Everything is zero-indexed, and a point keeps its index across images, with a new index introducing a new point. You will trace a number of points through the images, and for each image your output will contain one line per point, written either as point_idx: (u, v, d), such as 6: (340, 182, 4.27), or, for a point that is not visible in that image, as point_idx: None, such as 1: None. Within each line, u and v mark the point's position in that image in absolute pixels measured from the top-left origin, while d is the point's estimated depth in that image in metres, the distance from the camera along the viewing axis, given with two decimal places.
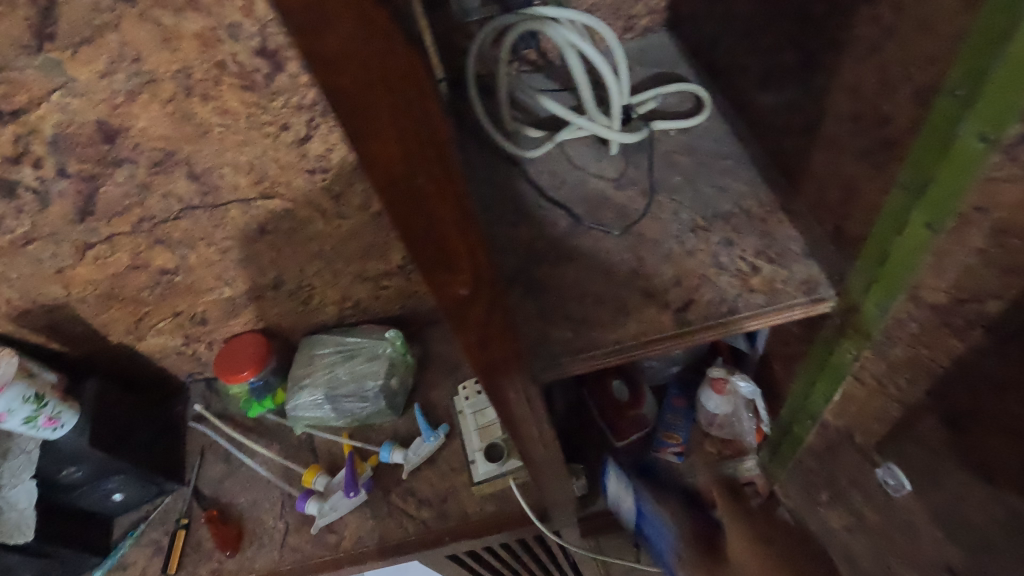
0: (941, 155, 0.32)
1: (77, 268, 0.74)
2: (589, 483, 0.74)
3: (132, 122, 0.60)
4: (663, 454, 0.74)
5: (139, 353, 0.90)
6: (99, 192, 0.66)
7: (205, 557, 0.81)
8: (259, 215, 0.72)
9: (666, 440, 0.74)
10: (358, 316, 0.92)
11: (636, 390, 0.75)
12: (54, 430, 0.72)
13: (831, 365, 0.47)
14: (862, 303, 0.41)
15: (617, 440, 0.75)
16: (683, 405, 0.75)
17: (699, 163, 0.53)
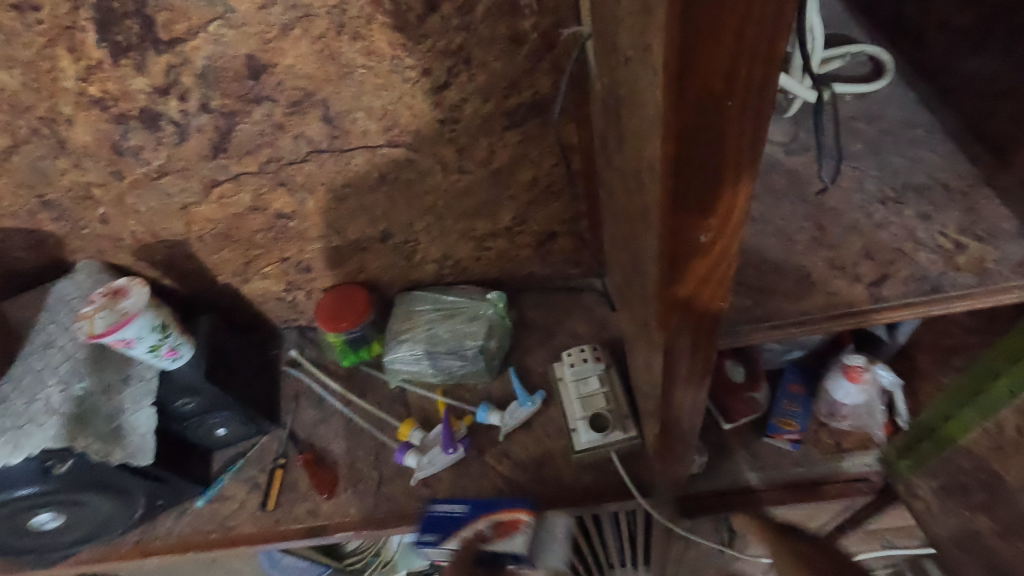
0: None
1: (201, 205, 0.75)
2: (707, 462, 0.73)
3: (280, 58, 0.59)
4: (776, 440, 0.71)
5: (243, 296, 0.92)
6: (235, 129, 0.66)
7: (301, 497, 0.83)
8: (382, 163, 0.72)
9: (782, 427, 0.71)
10: (456, 275, 0.91)
11: (752, 372, 0.72)
12: (172, 360, 0.75)
13: None
14: None
15: (726, 421, 0.72)
16: (801, 392, 0.72)
17: (883, 131, 0.49)
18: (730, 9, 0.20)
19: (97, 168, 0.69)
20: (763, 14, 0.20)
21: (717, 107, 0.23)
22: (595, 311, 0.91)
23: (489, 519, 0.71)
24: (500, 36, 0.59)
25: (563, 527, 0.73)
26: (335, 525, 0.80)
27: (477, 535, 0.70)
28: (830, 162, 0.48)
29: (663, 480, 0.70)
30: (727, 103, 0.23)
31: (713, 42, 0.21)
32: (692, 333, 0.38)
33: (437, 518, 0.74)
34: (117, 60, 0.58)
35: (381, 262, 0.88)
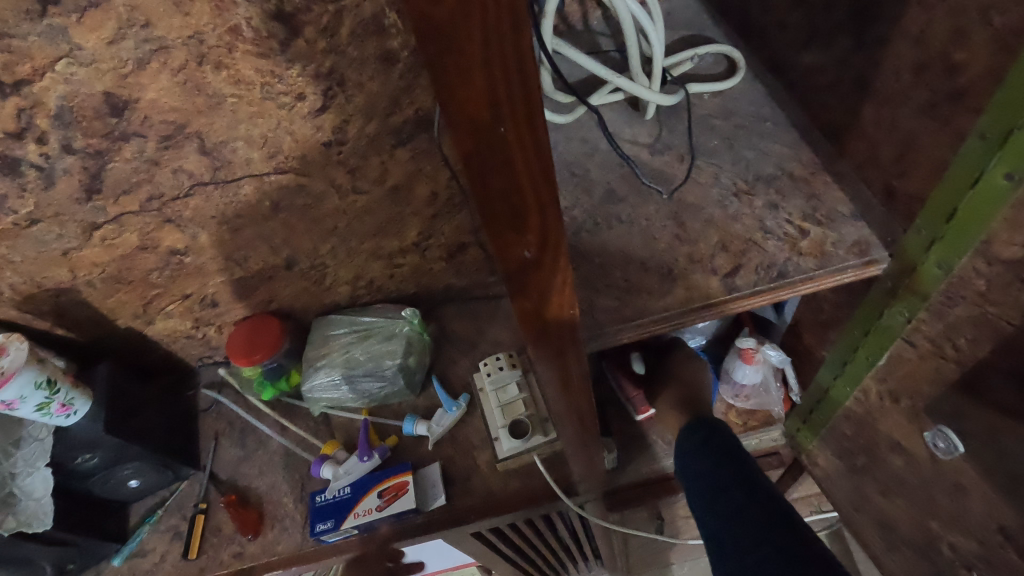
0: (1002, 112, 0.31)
1: (84, 249, 0.72)
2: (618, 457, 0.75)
3: (142, 93, 0.57)
4: None
5: (148, 338, 0.88)
6: (106, 168, 0.63)
7: (225, 541, 0.79)
8: (272, 191, 0.70)
9: None
10: (371, 295, 0.90)
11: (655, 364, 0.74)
12: (67, 417, 0.71)
13: (881, 329, 0.46)
14: (922, 262, 0.40)
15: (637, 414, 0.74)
16: None
17: (737, 126, 0.52)
18: (465, 43, 0.19)
19: None
20: (507, 43, 0.20)
21: (493, 132, 0.23)
22: (513, 316, 0.91)
23: (372, 493, 0.76)
24: (370, 56, 0.58)
25: (439, 473, 0.78)
26: (263, 564, 0.77)
27: (366, 510, 0.75)
28: (688, 161, 0.50)
29: (585, 478, 0.71)
30: (501, 129, 0.23)
31: (464, 74, 0.20)
32: (556, 339, 0.39)
33: (326, 506, 0.77)
34: None
35: (291, 289, 0.86)
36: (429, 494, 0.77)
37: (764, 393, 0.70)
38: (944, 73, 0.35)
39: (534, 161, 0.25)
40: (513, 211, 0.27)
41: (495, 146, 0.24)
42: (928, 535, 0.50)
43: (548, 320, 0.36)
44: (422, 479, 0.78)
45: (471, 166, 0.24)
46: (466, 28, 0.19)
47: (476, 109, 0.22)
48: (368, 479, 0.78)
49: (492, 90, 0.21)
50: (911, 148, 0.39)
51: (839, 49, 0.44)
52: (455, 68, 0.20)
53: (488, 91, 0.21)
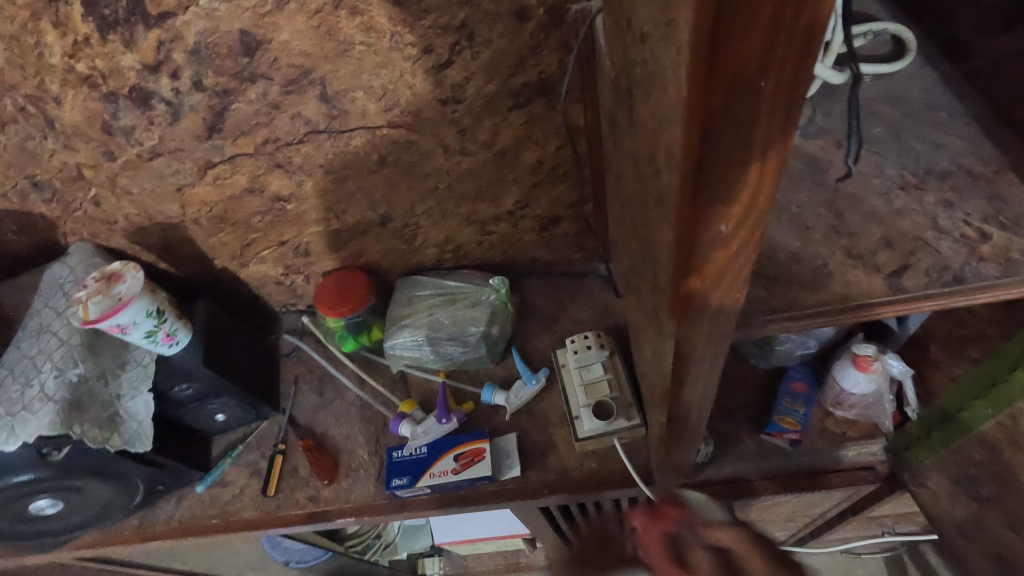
0: None
1: (197, 187, 0.73)
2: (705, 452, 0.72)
3: (275, 34, 0.57)
4: (776, 438, 0.70)
5: (241, 280, 0.91)
6: (230, 108, 0.64)
7: (302, 483, 0.82)
8: (382, 145, 0.70)
9: (783, 426, 0.69)
10: (457, 260, 0.90)
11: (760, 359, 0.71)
12: (170, 346, 0.74)
13: None
14: None
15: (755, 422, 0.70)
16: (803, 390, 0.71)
17: (904, 114, 0.47)
18: None
19: (88, 148, 0.67)
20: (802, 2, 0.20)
21: (752, 84, 0.22)
22: (598, 296, 0.89)
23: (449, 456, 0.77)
24: (504, 12, 0.56)
25: (514, 443, 0.78)
26: (336, 510, 0.80)
27: (442, 471, 0.76)
28: (848, 147, 0.46)
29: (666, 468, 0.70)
30: (760, 81, 0.22)
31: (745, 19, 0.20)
32: (707, 321, 0.37)
33: (402, 463, 0.78)
34: (104, 35, 0.56)
35: (381, 245, 0.87)
36: (502, 464, 0.77)
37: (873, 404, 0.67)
38: None
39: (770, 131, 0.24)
40: (728, 174, 0.26)
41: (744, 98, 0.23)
42: None
43: (708, 305, 0.35)
44: (496, 448, 0.78)
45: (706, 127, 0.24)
46: None
47: (741, 49, 0.21)
48: (443, 443, 0.78)
49: (768, 36, 0.21)
50: None
51: None
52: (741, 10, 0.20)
53: (769, 35, 0.21)
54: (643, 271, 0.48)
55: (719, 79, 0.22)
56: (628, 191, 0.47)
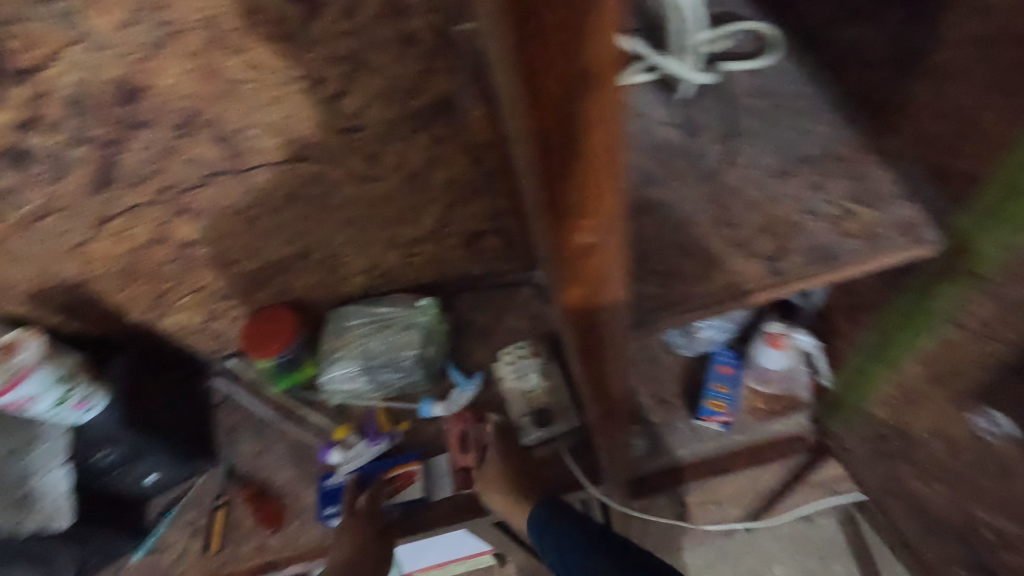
0: None
1: (96, 242, 0.70)
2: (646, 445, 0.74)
3: (156, 80, 0.55)
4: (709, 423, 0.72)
5: (161, 332, 0.87)
6: (119, 158, 0.61)
7: (247, 534, 0.79)
8: (288, 179, 0.68)
9: (714, 411, 0.71)
10: (387, 284, 0.89)
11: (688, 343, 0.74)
12: (84, 413, 0.70)
13: (925, 313, 0.45)
14: (977, 241, 0.38)
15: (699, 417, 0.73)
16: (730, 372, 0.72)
17: (775, 105, 0.50)
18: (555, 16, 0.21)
19: None
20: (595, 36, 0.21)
21: (568, 109, 0.24)
22: (531, 304, 0.90)
23: (380, 482, 0.77)
24: (390, 39, 0.56)
25: (446, 461, 0.78)
26: (285, 557, 0.77)
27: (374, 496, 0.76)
28: (724, 141, 0.49)
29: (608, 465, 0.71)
30: (579, 106, 0.24)
31: (549, 54, 0.22)
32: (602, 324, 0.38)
33: (335, 489, 0.78)
34: None
35: (305, 279, 0.85)
36: (436, 483, 0.77)
37: (791, 377, 0.71)
38: (1001, 43, 0.33)
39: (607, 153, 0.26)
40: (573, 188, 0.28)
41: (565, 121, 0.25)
42: (966, 520, 0.51)
43: (599, 306, 0.37)
44: (429, 469, 0.78)
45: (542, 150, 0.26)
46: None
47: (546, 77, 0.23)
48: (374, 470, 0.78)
49: (566, 64, 0.22)
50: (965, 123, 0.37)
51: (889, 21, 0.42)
52: (538, 48, 0.22)
53: (571, 66, 0.23)
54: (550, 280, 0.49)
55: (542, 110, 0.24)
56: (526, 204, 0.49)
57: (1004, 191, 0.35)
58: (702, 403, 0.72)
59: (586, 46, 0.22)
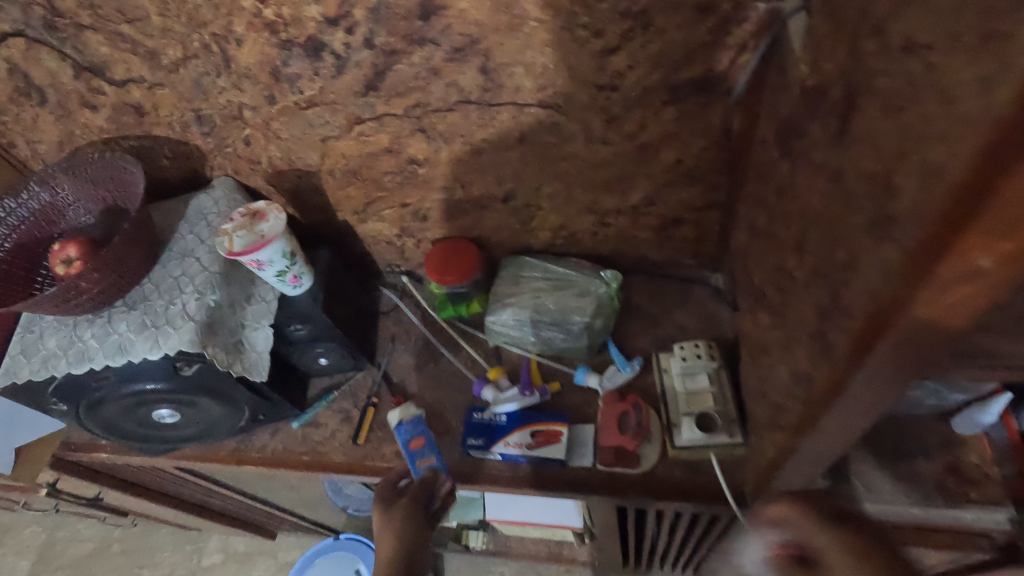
0: None
1: (341, 140, 0.76)
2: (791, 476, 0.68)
3: (455, 1, 0.57)
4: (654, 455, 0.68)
5: (357, 235, 0.94)
6: (393, 68, 0.65)
7: (388, 437, 0.85)
8: (526, 122, 0.70)
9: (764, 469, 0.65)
10: (567, 247, 0.90)
11: None
12: (295, 288, 0.78)
13: None
14: None
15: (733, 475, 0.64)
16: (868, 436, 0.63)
17: None
18: None
19: (254, 91, 0.71)
20: None
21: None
22: (705, 306, 0.86)
23: (522, 431, 0.78)
24: (690, 3, 0.55)
25: (592, 434, 0.77)
26: None
27: (516, 443, 0.77)
28: None
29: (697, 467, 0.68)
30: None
31: None
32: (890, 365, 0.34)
33: (480, 425, 0.80)
34: None
35: (496, 222, 0.87)
36: (577, 452, 0.76)
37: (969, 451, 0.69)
38: None
39: None
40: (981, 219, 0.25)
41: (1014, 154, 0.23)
42: None
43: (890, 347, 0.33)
44: (573, 435, 0.78)
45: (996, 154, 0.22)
46: None
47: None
48: (519, 419, 0.79)
49: None
50: None
51: None
52: None
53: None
54: (837, 313, 0.40)
55: None
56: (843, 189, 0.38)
57: None
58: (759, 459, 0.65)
59: None
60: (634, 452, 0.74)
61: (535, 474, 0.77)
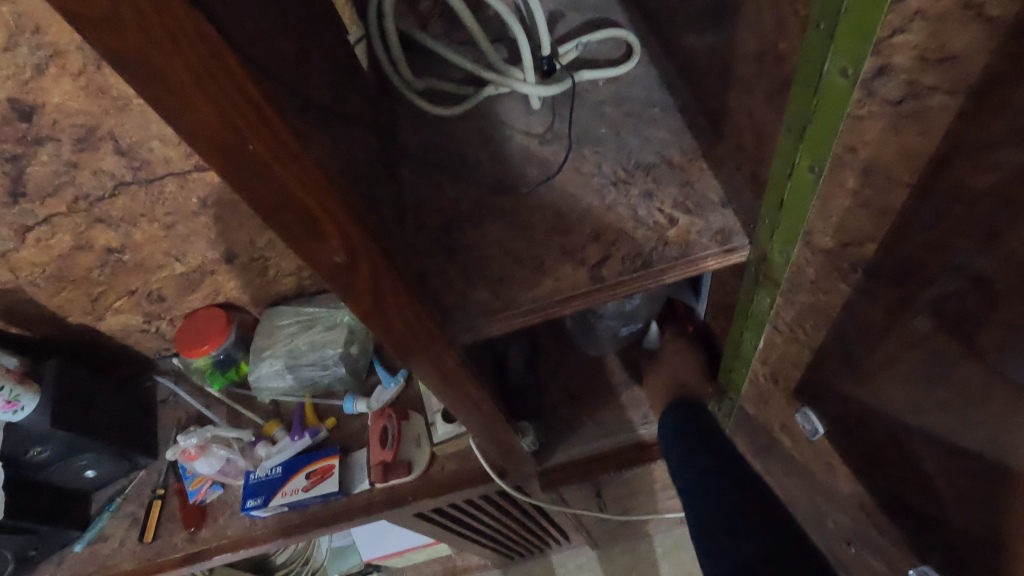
0: (736, 356, 0.55)
1: (21, 251, 0.73)
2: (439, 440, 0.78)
3: (46, 98, 0.58)
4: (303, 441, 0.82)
5: (101, 333, 0.90)
6: (27, 172, 0.64)
7: (178, 527, 0.82)
8: (198, 187, 0.71)
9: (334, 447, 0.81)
10: (317, 284, 0.92)
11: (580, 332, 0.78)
12: (15, 412, 0.73)
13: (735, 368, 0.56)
14: (731, 368, 0.58)
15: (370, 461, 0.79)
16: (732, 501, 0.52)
17: (626, 113, 0.52)
18: (193, 77, 0.20)
19: None
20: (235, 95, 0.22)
21: (244, 149, 0.24)
22: None
23: (300, 474, 0.79)
24: None
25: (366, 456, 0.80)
26: (214, 548, 0.80)
27: (293, 489, 0.79)
28: (571, 150, 0.51)
29: (273, 481, 0.79)
30: (262, 157, 0.24)
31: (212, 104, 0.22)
32: (423, 348, 0.42)
33: (257, 484, 0.80)
34: None
35: (236, 281, 0.88)
36: (354, 478, 0.79)
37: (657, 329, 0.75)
38: (775, 62, 0.34)
39: (323, 193, 0.27)
40: (279, 189, 0.26)
41: (238, 152, 0.24)
42: (817, 511, 0.52)
43: (400, 329, 0.38)
44: (350, 462, 0.81)
45: (260, 199, 0.26)
46: (176, 62, 0.20)
47: (217, 130, 0.22)
48: (293, 467, 0.80)
49: (244, 122, 0.23)
50: (763, 136, 0.38)
51: (707, 37, 0.43)
52: (190, 95, 0.21)
53: (177, 54, 0.20)
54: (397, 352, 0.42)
55: (222, 145, 0.23)
56: (379, 164, 0.44)
57: (733, 353, 0.56)
58: (388, 439, 0.80)
59: (222, 96, 0.22)
60: (401, 461, 0.78)
61: (325, 511, 0.79)
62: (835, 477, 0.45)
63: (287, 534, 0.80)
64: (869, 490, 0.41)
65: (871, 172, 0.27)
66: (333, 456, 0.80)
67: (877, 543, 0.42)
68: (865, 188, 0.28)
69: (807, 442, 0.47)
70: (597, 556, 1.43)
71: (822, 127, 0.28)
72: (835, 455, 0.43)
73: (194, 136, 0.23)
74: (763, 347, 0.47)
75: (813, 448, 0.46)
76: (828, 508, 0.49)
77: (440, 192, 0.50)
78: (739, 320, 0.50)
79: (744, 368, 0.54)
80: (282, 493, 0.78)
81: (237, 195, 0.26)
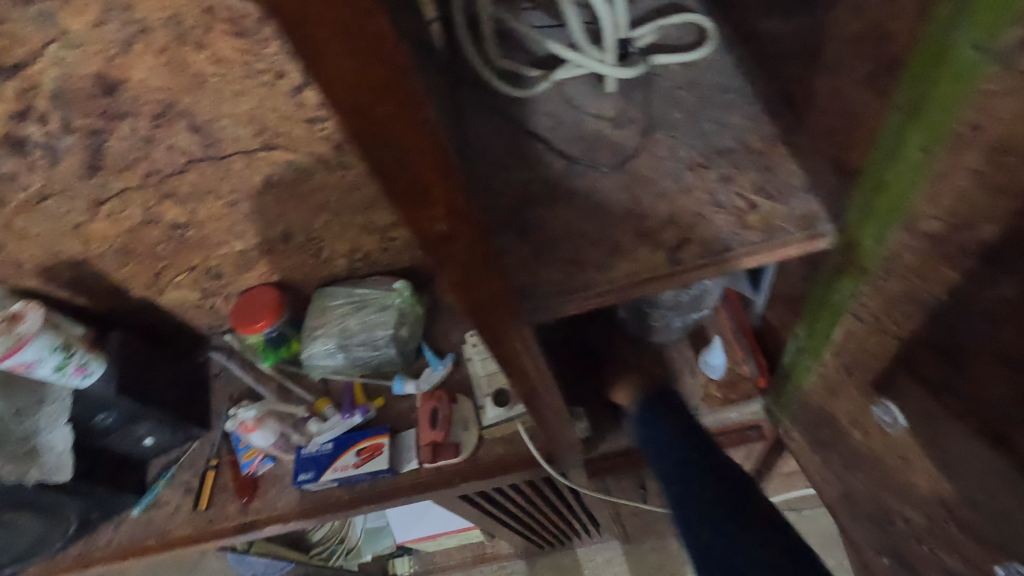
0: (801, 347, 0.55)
1: (93, 223, 0.76)
2: (490, 424, 0.79)
3: (130, 74, 0.60)
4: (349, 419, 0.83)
5: (160, 308, 0.93)
6: (105, 146, 0.67)
7: (231, 496, 0.85)
8: (263, 166, 0.73)
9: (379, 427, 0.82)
10: (367, 267, 0.93)
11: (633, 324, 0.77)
12: (83, 378, 0.76)
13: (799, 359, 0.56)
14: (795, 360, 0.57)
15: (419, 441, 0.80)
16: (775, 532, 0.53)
17: (700, 97, 0.51)
18: (347, 37, 0.21)
19: None
20: (382, 59, 0.22)
21: (374, 113, 0.24)
22: None
23: (349, 452, 0.81)
24: None
25: (414, 437, 0.82)
26: (265, 519, 0.83)
27: (344, 465, 0.80)
28: (645, 134, 0.50)
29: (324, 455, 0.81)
30: (392, 121, 0.25)
31: (357, 64, 0.22)
32: (500, 325, 0.42)
33: (308, 458, 0.82)
34: None
35: (290, 261, 0.89)
36: (402, 457, 0.81)
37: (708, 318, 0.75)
38: (881, 41, 0.33)
39: (437, 161, 0.28)
40: (401, 153, 0.26)
41: (369, 115, 0.24)
42: (883, 508, 0.51)
43: (480, 301, 0.39)
44: (398, 442, 0.82)
45: (378, 161, 0.26)
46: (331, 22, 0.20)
47: (355, 93, 0.23)
48: (343, 444, 0.82)
49: (383, 86, 0.23)
50: (855, 120, 0.37)
51: (794, 19, 0.42)
52: (340, 54, 0.21)
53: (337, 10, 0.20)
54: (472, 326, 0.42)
55: (356, 107, 0.23)
56: (458, 142, 0.44)
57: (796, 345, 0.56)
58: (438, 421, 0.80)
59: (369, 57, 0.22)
60: (450, 442, 0.79)
61: (373, 488, 0.80)
62: (911, 472, 0.44)
63: (336, 508, 0.81)
64: (952, 485, 0.40)
65: (998, 152, 0.26)
66: (382, 436, 0.81)
67: (957, 539, 0.41)
68: (989, 168, 0.27)
69: (880, 435, 0.46)
70: (624, 551, 1.43)
71: (949, 103, 0.27)
72: (914, 448, 0.42)
73: (335, 97, 0.23)
74: (839, 337, 0.46)
75: (888, 441, 0.45)
76: (898, 504, 0.48)
77: (511, 173, 0.50)
78: (808, 312, 0.50)
79: (810, 360, 0.53)
80: (332, 470, 0.80)
81: (359, 158, 0.26)
